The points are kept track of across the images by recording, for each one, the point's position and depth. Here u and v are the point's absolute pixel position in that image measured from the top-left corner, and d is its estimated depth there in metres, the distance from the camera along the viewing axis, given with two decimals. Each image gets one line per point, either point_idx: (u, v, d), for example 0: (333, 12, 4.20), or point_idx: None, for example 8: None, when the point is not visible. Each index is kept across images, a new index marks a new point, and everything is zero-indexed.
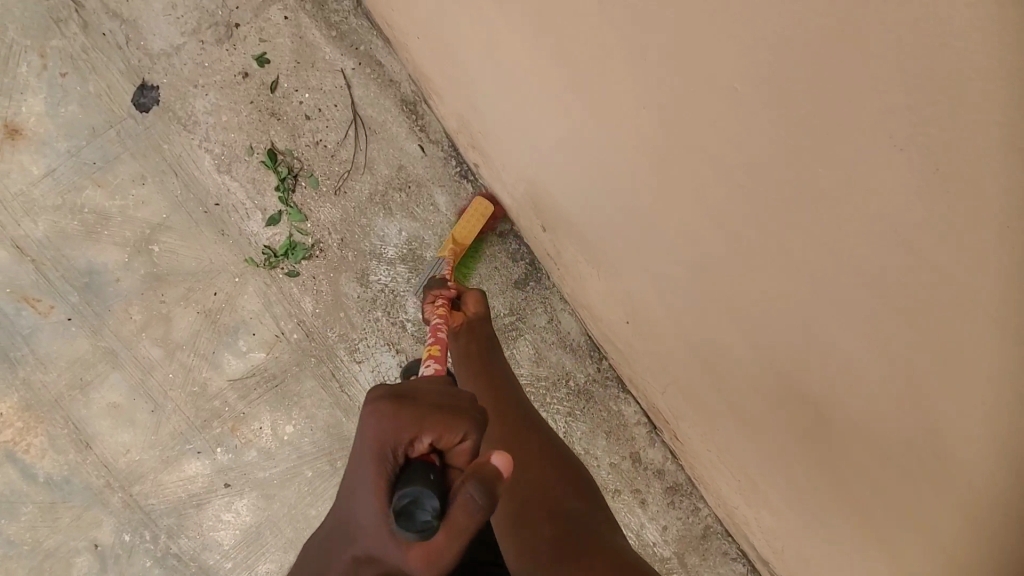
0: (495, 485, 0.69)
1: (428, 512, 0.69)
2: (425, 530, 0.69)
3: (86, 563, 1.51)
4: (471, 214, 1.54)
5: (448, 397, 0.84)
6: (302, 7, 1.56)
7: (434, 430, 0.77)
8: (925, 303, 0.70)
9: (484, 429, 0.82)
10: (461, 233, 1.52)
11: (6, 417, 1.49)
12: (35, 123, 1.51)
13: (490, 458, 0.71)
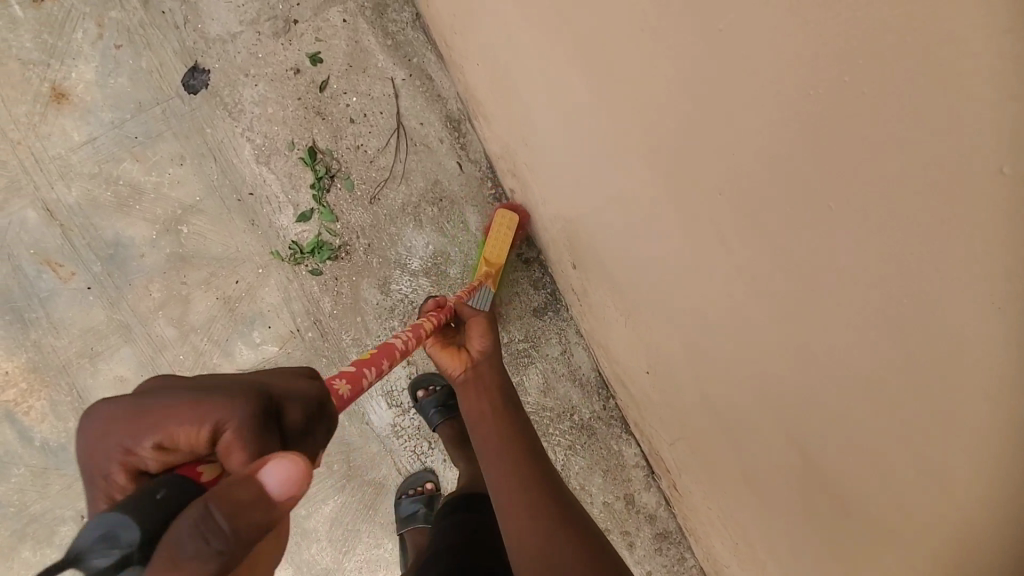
0: (244, 497, 0.54)
1: (119, 550, 0.52)
2: (132, 565, 0.52)
3: (71, 533, 1.51)
4: (497, 230, 1.48)
5: (204, 387, 0.74)
6: (362, 12, 1.58)
7: (152, 433, 0.66)
8: (906, 420, 0.69)
9: (246, 422, 0.69)
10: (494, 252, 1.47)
11: (11, 377, 1.49)
12: (83, 91, 1.52)
13: (259, 470, 0.56)
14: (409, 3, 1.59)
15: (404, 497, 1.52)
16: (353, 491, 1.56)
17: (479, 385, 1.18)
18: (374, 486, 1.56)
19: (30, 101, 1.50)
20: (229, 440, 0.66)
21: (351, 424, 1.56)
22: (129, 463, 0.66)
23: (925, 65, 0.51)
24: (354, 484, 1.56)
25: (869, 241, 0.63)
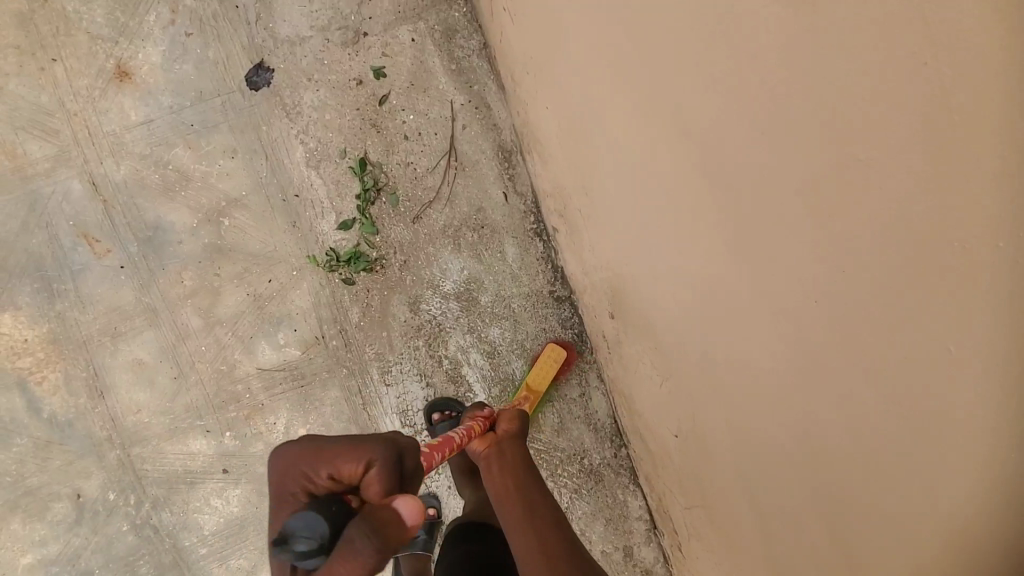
0: (394, 534, 0.68)
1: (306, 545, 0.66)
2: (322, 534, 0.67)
3: (64, 510, 1.49)
4: (542, 364, 1.56)
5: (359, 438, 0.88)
6: (432, 34, 1.60)
7: (330, 468, 0.81)
8: (904, 474, 0.62)
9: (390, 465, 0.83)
10: (536, 381, 1.54)
11: (30, 345, 1.48)
12: (146, 72, 1.52)
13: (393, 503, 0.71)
14: (478, 31, 1.61)
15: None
16: None
17: (502, 465, 1.12)
18: None
19: (92, 76, 1.51)
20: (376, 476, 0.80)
21: None
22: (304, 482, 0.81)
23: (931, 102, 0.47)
24: None
25: (891, 303, 0.58)
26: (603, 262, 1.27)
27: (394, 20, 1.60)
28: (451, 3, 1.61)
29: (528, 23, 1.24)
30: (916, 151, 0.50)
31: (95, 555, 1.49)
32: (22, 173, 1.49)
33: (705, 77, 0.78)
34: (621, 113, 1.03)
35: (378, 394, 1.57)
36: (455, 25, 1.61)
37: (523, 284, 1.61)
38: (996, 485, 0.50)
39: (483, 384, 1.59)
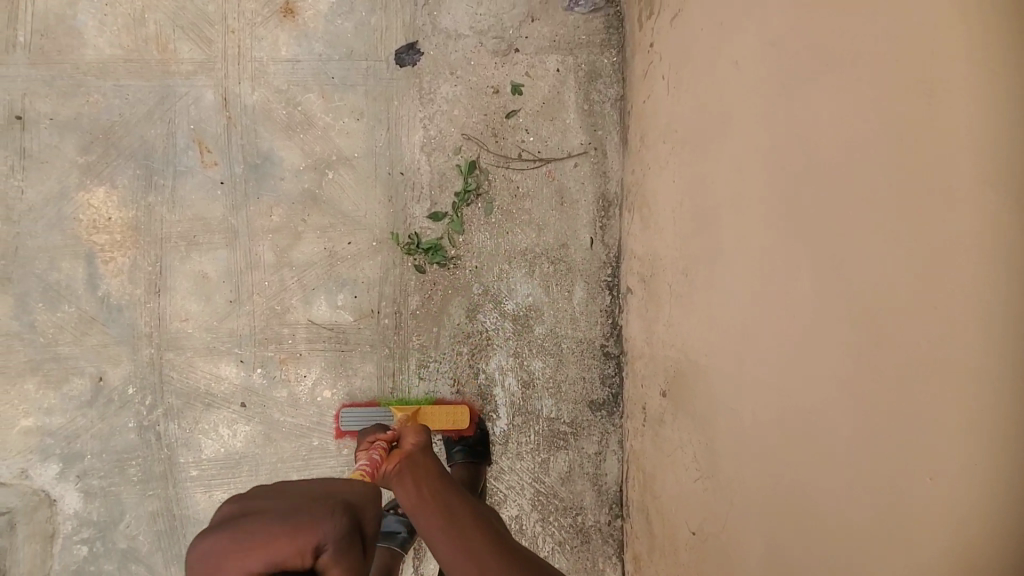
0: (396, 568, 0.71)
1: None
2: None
3: (80, 388, 1.50)
4: (454, 413, 1.57)
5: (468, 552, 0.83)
6: (577, 71, 1.66)
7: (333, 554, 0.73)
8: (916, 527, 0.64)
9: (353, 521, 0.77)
10: (435, 419, 1.55)
11: (113, 224, 1.52)
12: (310, 17, 1.59)
13: None
14: (620, 82, 1.66)
15: (392, 513, 1.45)
16: None
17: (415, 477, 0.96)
18: None
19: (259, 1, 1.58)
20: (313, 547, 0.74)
21: None
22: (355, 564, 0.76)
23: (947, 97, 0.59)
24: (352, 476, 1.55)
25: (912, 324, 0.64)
26: (674, 337, 1.30)
27: (545, 47, 1.65)
28: (604, 49, 1.66)
29: (683, 99, 1.28)
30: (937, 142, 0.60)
31: (92, 441, 1.50)
32: (164, 67, 1.55)
33: None
34: (738, 213, 1.05)
35: (409, 383, 1.59)
36: (600, 69, 1.66)
37: (579, 328, 1.63)
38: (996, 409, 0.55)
39: (506, 409, 1.61)
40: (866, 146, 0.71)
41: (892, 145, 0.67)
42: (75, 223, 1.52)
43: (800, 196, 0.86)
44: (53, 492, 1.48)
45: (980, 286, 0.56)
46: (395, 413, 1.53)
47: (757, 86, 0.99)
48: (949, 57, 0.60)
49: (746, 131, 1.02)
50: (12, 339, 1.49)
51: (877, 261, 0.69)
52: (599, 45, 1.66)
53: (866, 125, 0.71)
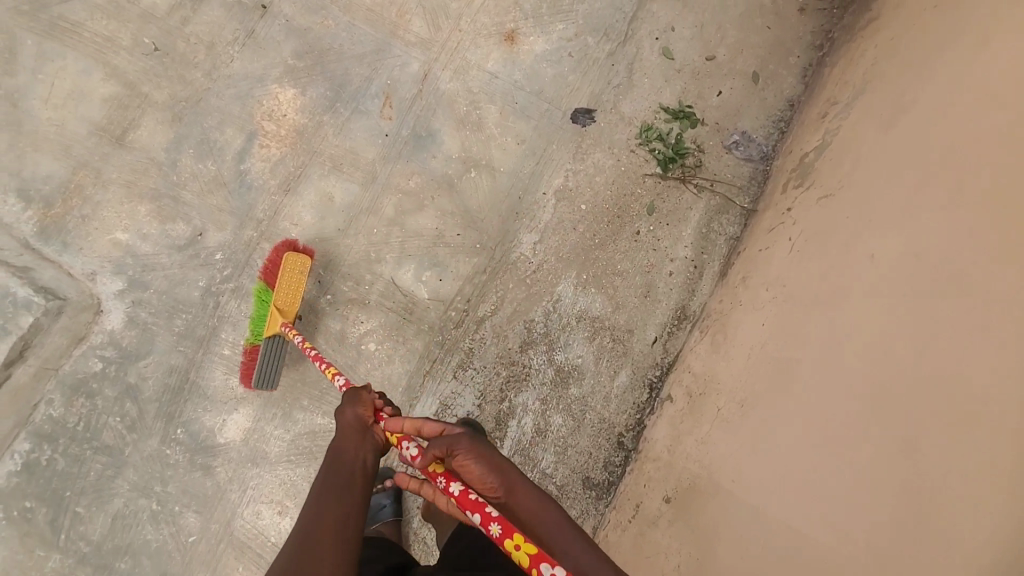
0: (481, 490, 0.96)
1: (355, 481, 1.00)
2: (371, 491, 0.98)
3: (179, 232, 1.62)
4: (286, 276, 1.52)
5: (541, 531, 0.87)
6: (710, 199, 1.85)
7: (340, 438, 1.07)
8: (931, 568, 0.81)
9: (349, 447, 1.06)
10: (285, 300, 1.51)
11: (284, 119, 1.70)
12: (526, 49, 1.82)
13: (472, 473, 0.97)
14: (741, 226, 1.84)
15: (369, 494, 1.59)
16: None
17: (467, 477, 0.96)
18: None
19: (492, 18, 1.81)
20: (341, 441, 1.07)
21: (401, 393, 1.68)
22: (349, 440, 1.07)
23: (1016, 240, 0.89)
24: None
25: (950, 397, 0.88)
26: (699, 453, 1.41)
27: (694, 166, 1.85)
28: (740, 194, 1.86)
29: (802, 263, 1.43)
30: (1002, 268, 0.90)
31: (162, 280, 1.61)
32: (392, 27, 1.76)
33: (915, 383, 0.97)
34: (805, 368, 1.23)
35: (442, 375, 1.70)
36: (731, 207, 1.85)
37: (608, 408, 1.75)
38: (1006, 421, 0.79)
39: (511, 443, 1.71)
40: (929, 324, 0.99)
41: (971, 284, 0.94)
42: (255, 103, 1.69)
43: (872, 358, 1.06)
44: (104, 304, 1.59)
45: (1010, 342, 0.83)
46: (279, 338, 1.51)
47: (867, 276, 1.20)
48: (1003, 238, 0.92)
49: (838, 308, 1.23)
50: (150, 165, 1.64)
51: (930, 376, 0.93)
52: (739, 188, 1.86)
53: (954, 285, 0.98)
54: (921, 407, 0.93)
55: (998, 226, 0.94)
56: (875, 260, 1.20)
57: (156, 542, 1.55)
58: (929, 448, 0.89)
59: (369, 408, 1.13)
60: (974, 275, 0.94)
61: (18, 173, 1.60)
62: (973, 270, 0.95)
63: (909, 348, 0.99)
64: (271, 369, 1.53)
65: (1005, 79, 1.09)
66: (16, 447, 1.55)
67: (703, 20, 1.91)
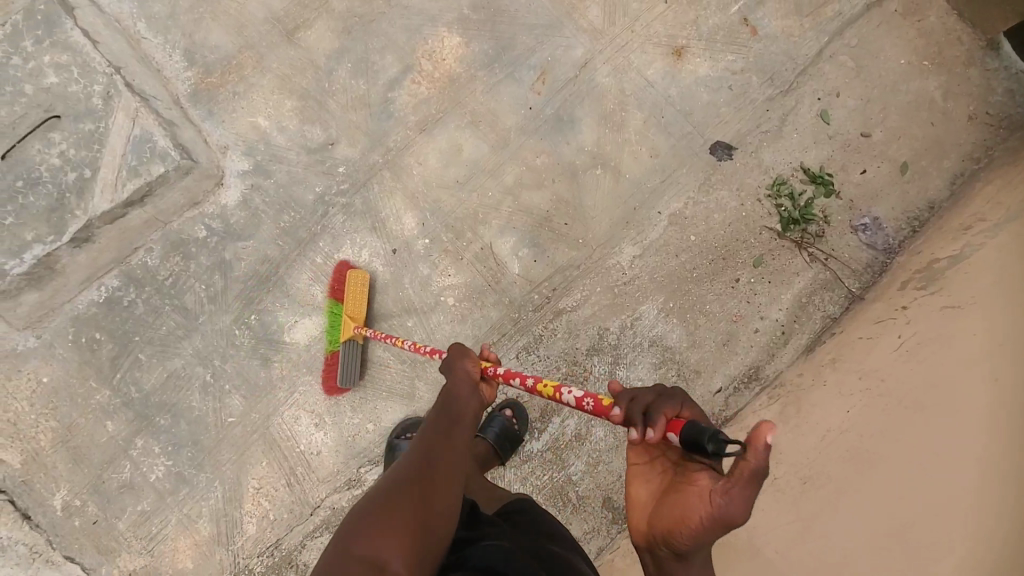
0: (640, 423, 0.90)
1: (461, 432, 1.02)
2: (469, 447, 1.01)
3: (314, 135, 1.69)
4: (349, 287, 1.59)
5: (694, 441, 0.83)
6: (821, 272, 1.79)
7: (452, 386, 1.09)
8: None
9: (466, 393, 1.08)
10: (354, 310, 1.59)
11: (442, 63, 1.73)
12: (689, 69, 1.81)
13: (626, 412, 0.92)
14: (843, 308, 1.78)
15: (400, 439, 1.57)
16: (400, 372, 1.67)
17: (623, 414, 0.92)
18: (409, 392, 1.66)
19: (667, 29, 1.81)
20: (459, 385, 1.09)
21: None
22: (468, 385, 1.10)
23: (1003, 350, 1.23)
24: (407, 371, 1.67)
25: (941, 456, 1.20)
26: None
27: (814, 234, 1.80)
28: (852, 276, 1.79)
29: (907, 364, 1.38)
30: (988, 366, 1.23)
31: (284, 174, 1.67)
32: (569, 9, 1.78)
33: (904, 445, 1.26)
34: (811, 434, 1.43)
35: (504, 351, 1.70)
36: (838, 287, 1.79)
37: None
38: (998, 476, 1.11)
39: (547, 438, 1.71)
40: (919, 404, 1.29)
41: (961, 374, 1.25)
42: (421, 39, 1.73)
43: (876, 439, 1.32)
44: (227, 179, 1.65)
45: (998, 419, 1.16)
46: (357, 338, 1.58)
47: (875, 368, 1.44)
48: (993, 347, 1.25)
49: (840, 391, 1.47)
50: (309, 66, 1.70)
51: (927, 442, 1.23)
52: (853, 270, 1.80)
53: (943, 376, 1.28)
54: (917, 464, 1.22)
55: (987, 338, 1.28)
56: (880, 356, 1.46)
57: (198, 411, 1.61)
58: (927, 499, 1.18)
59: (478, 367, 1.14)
60: (961, 368, 1.26)
61: (191, 35, 1.67)
62: (963, 365, 1.26)
63: (907, 421, 1.29)
64: (352, 368, 1.59)
65: (1010, 243, 1.46)
66: (105, 279, 1.61)
67: (871, 95, 1.85)
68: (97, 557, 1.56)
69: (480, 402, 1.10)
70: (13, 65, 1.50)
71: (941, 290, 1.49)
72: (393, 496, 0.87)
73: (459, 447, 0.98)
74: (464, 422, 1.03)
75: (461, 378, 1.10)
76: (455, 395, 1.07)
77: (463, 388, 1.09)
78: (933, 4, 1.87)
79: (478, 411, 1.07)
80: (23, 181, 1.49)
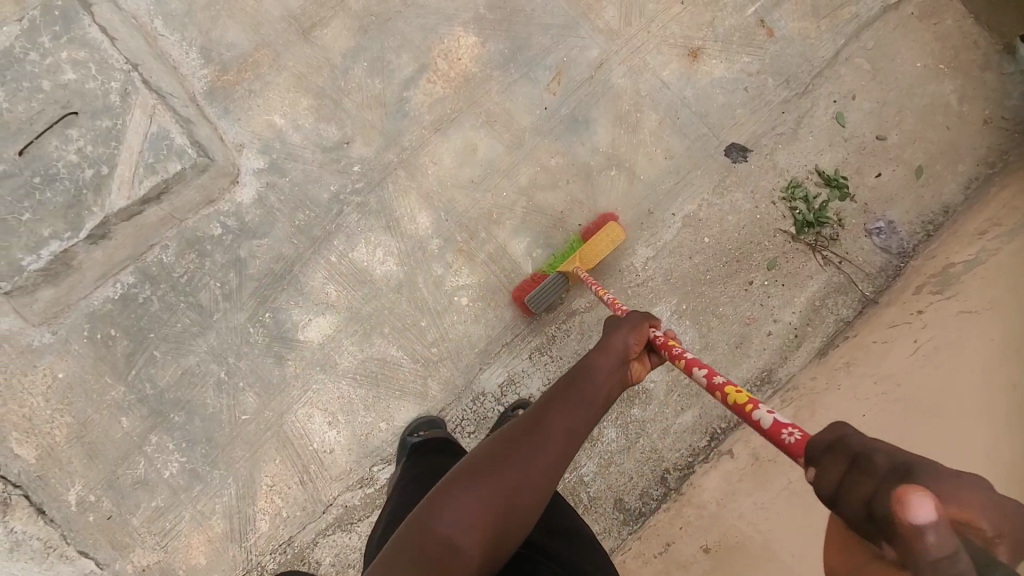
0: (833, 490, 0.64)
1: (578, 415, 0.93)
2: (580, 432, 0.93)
3: (330, 134, 1.69)
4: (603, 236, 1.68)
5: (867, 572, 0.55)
6: (834, 275, 1.79)
7: (596, 357, 1.00)
8: None
9: (603, 371, 0.98)
10: (594, 253, 1.66)
11: (458, 62, 1.73)
12: (704, 71, 1.81)
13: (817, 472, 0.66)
14: (856, 311, 1.77)
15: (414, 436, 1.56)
16: (414, 371, 1.67)
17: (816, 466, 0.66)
18: (422, 392, 1.67)
19: (683, 30, 1.80)
20: (600, 358, 1.00)
21: (475, 353, 1.69)
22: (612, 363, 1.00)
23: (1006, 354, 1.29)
24: (420, 371, 1.67)
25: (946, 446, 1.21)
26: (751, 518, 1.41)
27: (828, 237, 1.79)
28: (866, 280, 1.79)
29: (915, 367, 1.40)
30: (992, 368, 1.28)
31: (299, 172, 1.67)
32: (586, 9, 1.77)
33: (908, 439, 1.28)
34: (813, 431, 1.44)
35: (518, 351, 1.70)
36: (852, 290, 1.78)
37: (663, 440, 1.71)
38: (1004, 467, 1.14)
39: None
40: (923, 402, 1.32)
41: (966, 375, 1.29)
42: (437, 38, 1.73)
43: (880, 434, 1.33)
44: (242, 177, 1.65)
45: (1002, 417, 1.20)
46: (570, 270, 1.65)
47: (880, 372, 1.47)
48: (995, 351, 1.30)
49: (844, 394, 1.49)
50: (325, 64, 1.70)
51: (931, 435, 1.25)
52: (866, 274, 1.79)
53: (946, 376, 1.32)
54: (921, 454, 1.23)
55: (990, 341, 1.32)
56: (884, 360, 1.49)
57: (212, 408, 1.61)
58: None
59: (640, 341, 1.06)
60: (965, 370, 1.30)
61: (207, 32, 1.66)
62: (966, 366, 1.31)
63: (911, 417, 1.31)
64: (548, 295, 1.65)
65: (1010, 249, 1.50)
66: (119, 277, 1.60)
67: (887, 98, 1.84)
68: (112, 552, 1.57)
69: (616, 383, 1.00)
70: (30, 61, 1.51)
71: (942, 296, 1.53)
72: (489, 466, 0.86)
73: (574, 430, 0.91)
74: (587, 402, 0.94)
75: (615, 350, 1.02)
76: (593, 367, 0.98)
77: (604, 363, 0.99)
78: (950, 7, 1.86)
79: (610, 395, 0.98)
80: (41, 177, 1.50)
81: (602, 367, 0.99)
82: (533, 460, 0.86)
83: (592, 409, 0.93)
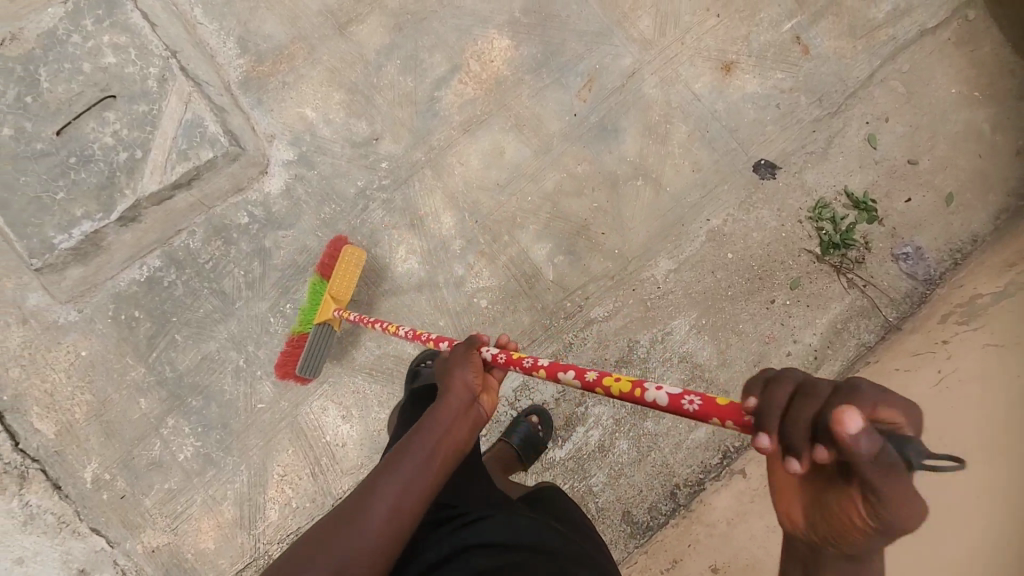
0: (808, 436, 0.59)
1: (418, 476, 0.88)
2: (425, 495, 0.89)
3: (360, 130, 1.70)
4: (341, 269, 1.49)
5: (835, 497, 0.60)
6: (858, 298, 1.77)
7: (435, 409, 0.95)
8: None
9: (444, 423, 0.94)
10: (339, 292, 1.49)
11: (490, 65, 1.74)
12: (737, 85, 1.80)
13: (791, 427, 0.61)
14: (878, 336, 1.75)
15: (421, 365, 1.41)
16: None
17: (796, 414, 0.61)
18: None
19: (717, 44, 1.79)
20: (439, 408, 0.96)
21: None
22: (453, 413, 0.95)
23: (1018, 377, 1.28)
24: None
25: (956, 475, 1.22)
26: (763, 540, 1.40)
27: (853, 259, 1.77)
28: (890, 305, 1.77)
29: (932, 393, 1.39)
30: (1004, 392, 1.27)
31: (328, 165, 1.68)
32: (621, 17, 1.77)
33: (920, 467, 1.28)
34: None
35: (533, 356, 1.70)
36: (875, 315, 1.76)
37: (675, 455, 1.70)
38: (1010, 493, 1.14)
39: (571, 447, 1.70)
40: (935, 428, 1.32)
41: (978, 400, 1.29)
42: (471, 39, 1.73)
43: None
44: (271, 167, 1.67)
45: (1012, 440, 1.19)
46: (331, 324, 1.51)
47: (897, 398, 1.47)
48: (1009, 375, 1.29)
49: None
50: (359, 60, 1.71)
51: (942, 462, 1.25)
52: (890, 299, 1.77)
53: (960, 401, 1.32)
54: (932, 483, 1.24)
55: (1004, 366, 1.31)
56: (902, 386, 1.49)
57: (229, 395, 1.63)
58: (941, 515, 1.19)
59: (479, 371, 1.03)
60: (978, 394, 1.30)
61: (245, 23, 1.68)
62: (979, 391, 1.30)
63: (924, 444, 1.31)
64: (316, 355, 1.52)
65: None
66: (147, 259, 1.63)
67: (920, 122, 1.82)
68: (122, 531, 1.58)
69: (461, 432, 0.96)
70: (73, 43, 1.53)
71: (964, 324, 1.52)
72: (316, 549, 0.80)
73: (411, 497, 0.86)
74: (426, 462, 0.89)
75: (456, 390, 0.98)
76: (432, 421, 0.94)
77: (446, 413, 0.95)
78: (990, 33, 1.84)
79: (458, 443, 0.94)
80: (76, 158, 1.52)
81: (443, 418, 0.94)
82: (363, 535, 0.81)
83: (428, 471, 0.89)
